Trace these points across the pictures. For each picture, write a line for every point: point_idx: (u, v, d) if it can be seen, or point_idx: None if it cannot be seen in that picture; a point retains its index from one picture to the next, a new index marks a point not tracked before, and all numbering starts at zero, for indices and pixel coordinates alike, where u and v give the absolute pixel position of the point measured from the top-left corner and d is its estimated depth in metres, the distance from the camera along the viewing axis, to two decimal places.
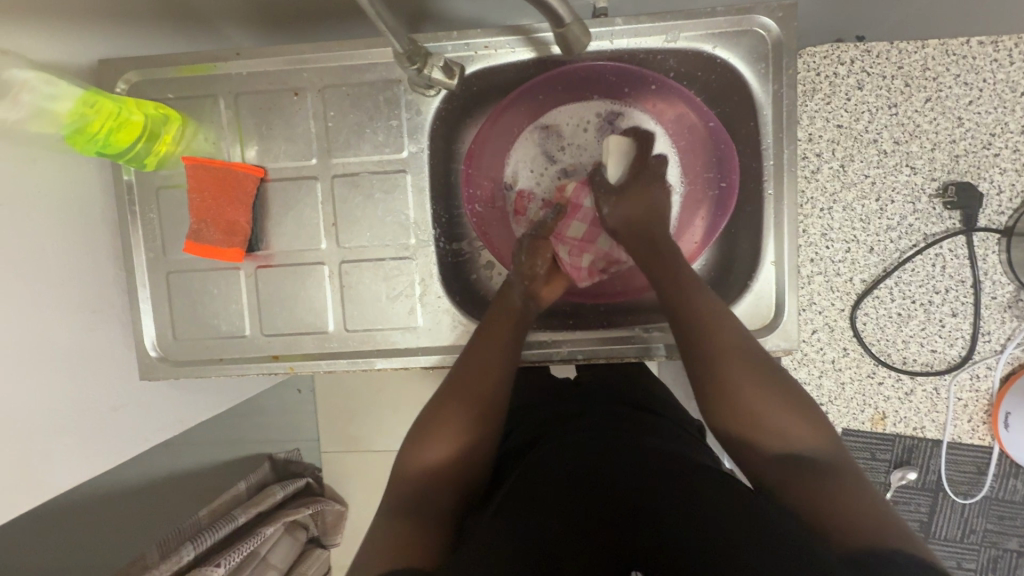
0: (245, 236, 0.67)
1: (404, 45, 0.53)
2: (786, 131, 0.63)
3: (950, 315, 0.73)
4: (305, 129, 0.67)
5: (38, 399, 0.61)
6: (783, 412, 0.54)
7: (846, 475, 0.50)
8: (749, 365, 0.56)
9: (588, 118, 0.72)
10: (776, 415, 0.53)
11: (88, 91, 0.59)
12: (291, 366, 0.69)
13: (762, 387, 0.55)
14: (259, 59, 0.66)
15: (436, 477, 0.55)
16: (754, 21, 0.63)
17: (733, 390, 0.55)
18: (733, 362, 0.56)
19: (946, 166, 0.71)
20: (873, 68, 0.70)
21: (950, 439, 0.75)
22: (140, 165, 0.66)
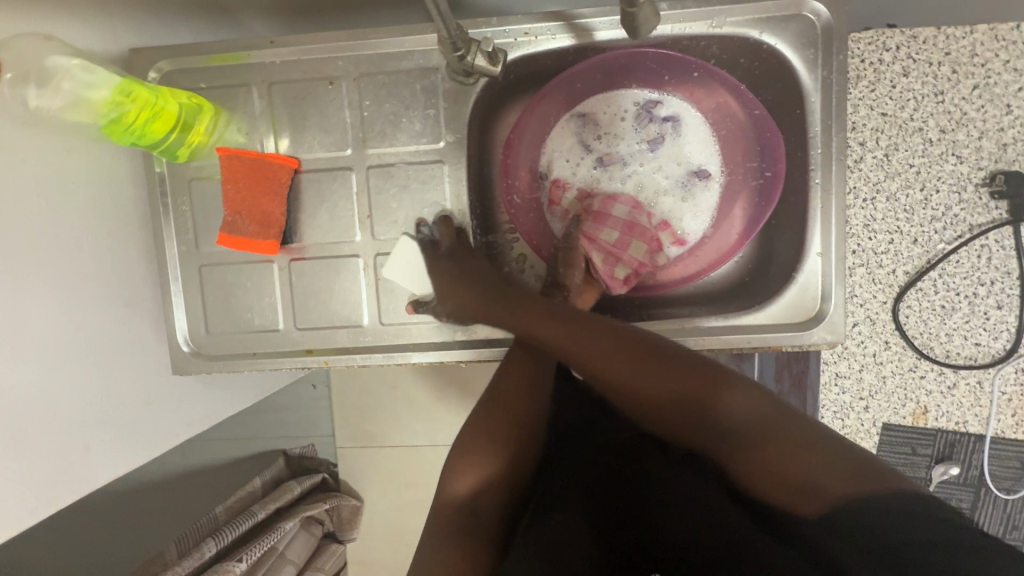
0: (280, 229, 0.66)
1: (450, 27, 0.52)
2: (835, 119, 0.62)
3: (995, 308, 0.71)
4: (340, 119, 0.66)
5: (72, 392, 0.60)
6: None
7: (786, 429, 0.45)
8: (615, 354, 0.53)
9: (626, 106, 0.70)
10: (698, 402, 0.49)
11: (126, 79, 0.58)
12: (326, 360, 0.68)
13: (690, 390, 0.50)
14: (292, 47, 0.65)
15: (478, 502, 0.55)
16: (804, 6, 0.61)
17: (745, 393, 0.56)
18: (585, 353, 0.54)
19: (993, 155, 0.69)
20: (920, 55, 0.69)
21: (994, 434, 0.74)
22: (172, 156, 0.65)
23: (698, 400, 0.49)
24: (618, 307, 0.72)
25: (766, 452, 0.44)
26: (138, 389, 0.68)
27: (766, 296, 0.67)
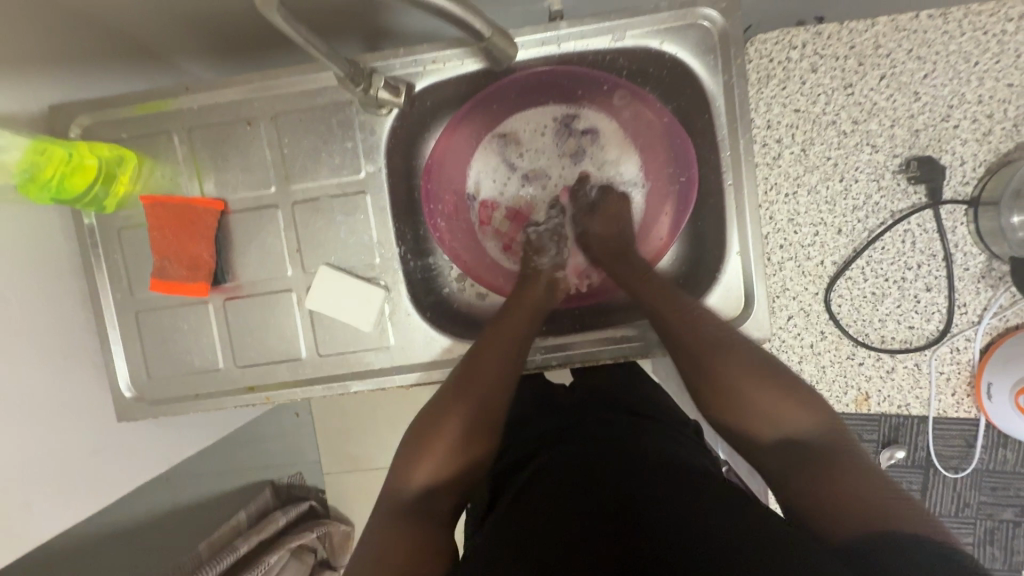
0: (210, 270, 0.67)
1: (344, 69, 0.54)
2: (739, 121, 0.64)
3: (925, 290, 0.72)
4: (261, 158, 0.67)
5: (17, 450, 0.61)
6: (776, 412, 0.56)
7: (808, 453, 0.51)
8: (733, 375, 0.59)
9: (544, 122, 0.71)
10: (769, 407, 0.57)
11: (35, 139, 0.59)
12: (267, 396, 0.69)
13: (766, 395, 0.57)
14: (209, 92, 0.67)
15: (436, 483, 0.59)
16: (698, 14, 0.63)
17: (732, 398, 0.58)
18: (737, 374, 0.59)
19: (906, 141, 0.71)
20: (825, 50, 0.70)
21: (936, 414, 0.76)
22: (99, 208, 0.67)
23: (777, 413, 0.56)
24: (554, 317, 0.71)
25: (820, 462, 0.51)
26: (85, 438, 0.69)
27: (692, 299, 0.68)
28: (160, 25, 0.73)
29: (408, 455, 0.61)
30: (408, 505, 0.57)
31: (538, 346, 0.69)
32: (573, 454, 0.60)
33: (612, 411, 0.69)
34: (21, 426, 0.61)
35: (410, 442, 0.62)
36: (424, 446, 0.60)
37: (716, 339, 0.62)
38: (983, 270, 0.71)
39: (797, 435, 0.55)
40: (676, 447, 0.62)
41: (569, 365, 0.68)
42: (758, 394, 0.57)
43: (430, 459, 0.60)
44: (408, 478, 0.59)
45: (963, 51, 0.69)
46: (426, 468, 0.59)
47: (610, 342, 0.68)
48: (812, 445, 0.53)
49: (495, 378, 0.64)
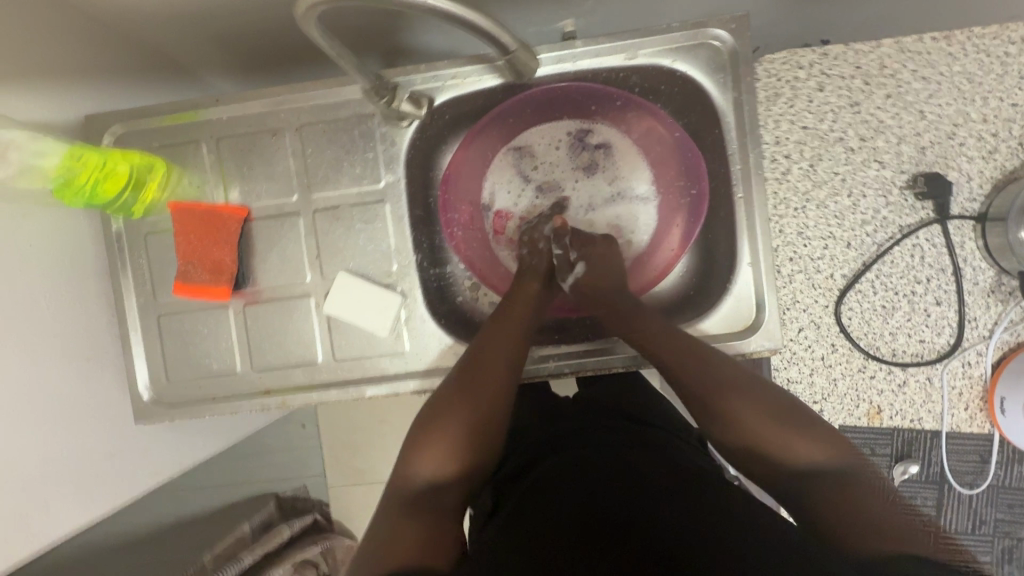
0: (232, 274, 0.69)
1: (369, 81, 0.56)
2: (749, 136, 0.66)
3: (935, 304, 0.73)
4: (285, 167, 0.70)
5: (37, 449, 0.62)
6: (788, 433, 0.55)
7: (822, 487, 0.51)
8: (747, 396, 0.58)
9: (559, 137, 0.73)
10: (777, 444, 0.55)
11: (74, 145, 0.62)
12: (282, 400, 0.70)
13: (775, 430, 0.56)
14: (237, 103, 0.69)
15: (444, 478, 0.59)
16: (709, 34, 0.66)
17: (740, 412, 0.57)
18: (741, 400, 0.58)
19: (913, 158, 0.72)
20: (831, 70, 0.72)
21: (950, 429, 0.75)
22: (128, 213, 0.70)
23: (785, 446, 0.55)
24: (565, 327, 0.73)
25: (828, 498, 0.50)
26: (102, 439, 0.70)
27: (703, 309, 0.69)
28: (192, 41, 0.77)
29: (412, 447, 0.61)
30: (417, 496, 0.58)
31: (549, 354, 0.70)
32: (563, 458, 0.62)
33: (617, 417, 0.71)
34: (41, 425, 0.62)
35: (414, 435, 0.62)
36: (429, 445, 0.61)
37: (713, 382, 0.59)
38: (993, 285, 0.72)
39: (808, 470, 0.53)
40: (685, 452, 0.64)
41: (580, 373, 0.69)
42: (766, 429, 0.56)
43: (435, 457, 0.60)
44: (415, 470, 0.60)
45: (967, 72, 0.71)
46: (430, 463, 0.60)
47: (621, 350, 0.69)
48: (825, 479, 0.52)
49: (493, 392, 0.64)
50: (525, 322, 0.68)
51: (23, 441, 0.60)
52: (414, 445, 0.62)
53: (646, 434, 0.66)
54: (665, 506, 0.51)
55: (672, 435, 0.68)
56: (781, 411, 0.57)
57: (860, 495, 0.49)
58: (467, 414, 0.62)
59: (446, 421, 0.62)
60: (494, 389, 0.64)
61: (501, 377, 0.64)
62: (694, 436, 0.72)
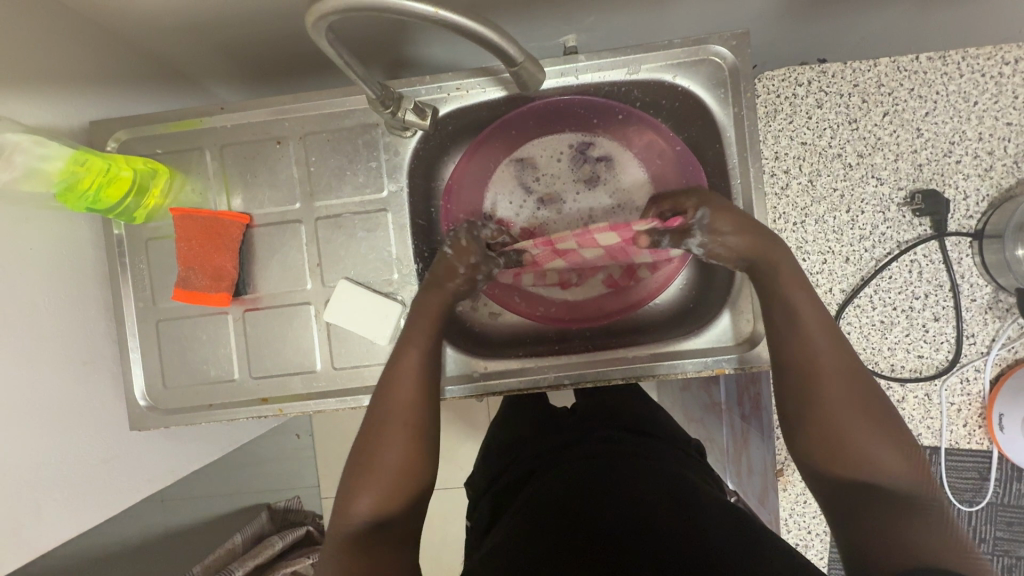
0: (232, 281, 0.69)
1: (375, 92, 0.57)
2: (748, 152, 0.67)
3: (933, 320, 0.73)
4: (288, 175, 0.70)
5: (29, 456, 0.61)
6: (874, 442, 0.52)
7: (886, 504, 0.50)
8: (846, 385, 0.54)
9: (560, 149, 0.73)
10: (860, 448, 0.52)
11: (78, 150, 0.62)
12: (280, 408, 0.69)
13: (867, 435, 0.53)
14: (241, 111, 0.70)
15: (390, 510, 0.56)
16: (710, 51, 0.67)
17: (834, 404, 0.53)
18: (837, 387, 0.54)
19: (910, 175, 0.73)
20: (830, 88, 0.73)
21: (948, 445, 0.75)
22: (129, 219, 0.69)
23: (874, 450, 0.52)
24: (566, 337, 0.73)
25: (890, 514, 0.49)
26: (96, 446, 0.69)
27: (703, 321, 0.70)
28: (198, 50, 0.78)
29: (350, 487, 0.57)
30: (360, 534, 0.54)
31: (548, 365, 0.70)
32: (563, 470, 0.62)
33: (616, 427, 0.71)
34: (34, 431, 0.62)
35: (348, 477, 0.57)
36: (364, 481, 0.56)
37: (829, 364, 0.54)
38: (990, 302, 0.73)
39: (895, 483, 0.51)
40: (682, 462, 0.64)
41: (580, 385, 0.69)
42: (862, 425, 0.53)
43: (370, 494, 0.55)
44: (354, 508, 0.55)
45: (963, 91, 0.72)
46: (369, 500, 0.55)
47: (620, 362, 0.69)
48: (909, 499, 0.50)
49: (407, 407, 0.59)
50: (427, 333, 0.64)
51: (16, 446, 0.60)
52: (350, 482, 0.57)
53: (645, 444, 0.67)
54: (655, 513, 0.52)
55: (672, 447, 0.68)
56: (874, 416, 0.53)
57: (935, 523, 0.48)
58: (395, 441, 0.58)
59: (384, 453, 0.57)
60: (410, 404, 0.60)
61: (415, 388, 0.61)
62: (693, 446, 0.73)
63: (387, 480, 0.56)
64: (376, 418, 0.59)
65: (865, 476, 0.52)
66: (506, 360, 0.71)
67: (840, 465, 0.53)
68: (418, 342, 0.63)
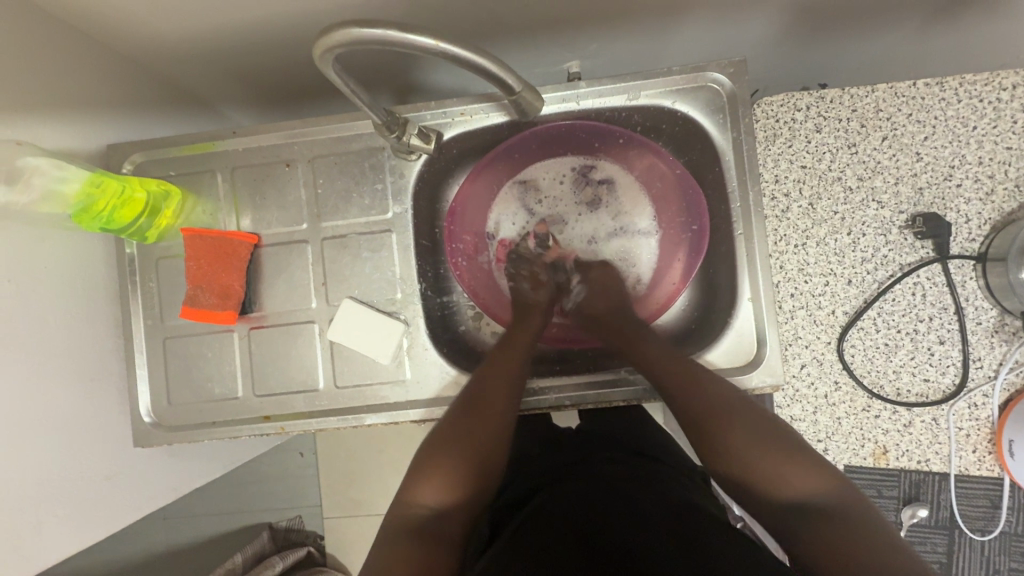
0: (239, 300, 0.70)
1: (381, 117, 0.59)
2: (747, 175, 0.68)
3: (938, 343, 0.73)
4: (296, 197, 0.72)
5: (35, 472, 0.62)
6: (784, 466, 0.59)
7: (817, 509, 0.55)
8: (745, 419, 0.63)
9: (562, 172, 0.75)
10: (773, 472, 0.59)
11: (95, 172, 0.64)
12: (282, 426, 0.70)
13: (775, 461, 0.60)
14: (252, 135, 0.72)
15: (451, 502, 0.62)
16: (708, 78, 0.69)
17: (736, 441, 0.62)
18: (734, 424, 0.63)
19: (911, 199, 0.73)
20: (828, 113, 0.74)
21: (958, 472, 0.74)
22: (141, 238, 0.71)
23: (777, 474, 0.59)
24: (567, 358, 0.73)
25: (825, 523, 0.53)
26: (101, 463, 0.70)
27: (705, 342, 0.70)
28: (213, 76, 0.81)
29: (420, 474, 0.64)
30: (422, 524, 0.60)
31: (549, 387, 0.70)
32: (554, 494, 0.61)
33: (618, 452, 0.71)
34: (41, 446, 0.63)
35: (418, 464, 0.65)
36: (435, 473, 0.64)
37: (721, 405, 0.63)
38: (996, 326, 0.72)
39: (800, 500, 0.57)
40: (679, 483, 0.64)
41: (581, 406, 0.68)
42: (762, 455, 0.61)
43: (440, 483, 0.63)
44: (419, 496, 0.62)
45: (961, 117, 0.72)
46: (436, 487, 0.63)
47: (622, 384, 0.69)
48: (819, 508, 0.55)
49: (497, 410, 0.67)
50: (529, 348, 0.71)
51: (23, 462, 0.61)
52: (424, 465, 0.65)
53: (646, 467, 0.66)
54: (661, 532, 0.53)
55: (672, 471, 0.67)
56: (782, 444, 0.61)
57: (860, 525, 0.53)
58: (464, 444, 0.65)
59: (460, 445, 0.65)
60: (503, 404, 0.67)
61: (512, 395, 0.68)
62: (698, 473, 0.72)
63: (458, 471, 0.64)
64: (462, 407, 0.67)
65: (771, 498, 0.58)
66: None
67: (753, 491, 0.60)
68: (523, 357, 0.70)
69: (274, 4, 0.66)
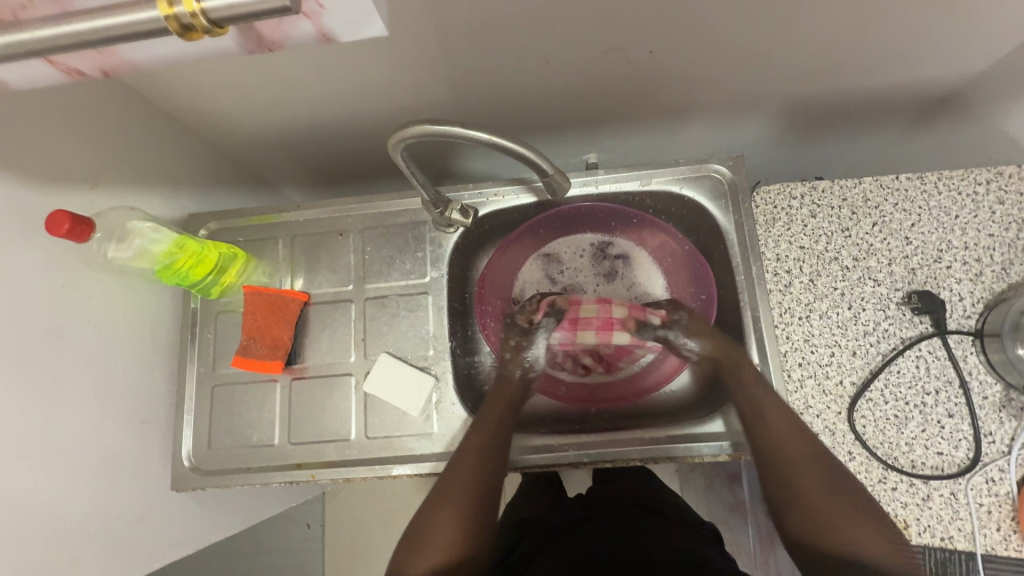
0: (287, 350, 0.77)
1: (429, 194, 0.69)
2: (750, 252, 0.75)
3: (947, 417, 0.75)
4: (346, 261, 0.81)
5: (86, 506, 0.66)
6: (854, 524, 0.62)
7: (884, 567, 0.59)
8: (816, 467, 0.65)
9: (583, 247, 0.85)
10: (844, 528, 0.61)
11: (182, 235, 0.74)
12: (313, 473, 0.73)
13: (844, 519, 0.62)
14: (313, 209, 0.83)
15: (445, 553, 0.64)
16: (711, 169, 0.79)
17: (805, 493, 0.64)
18: (810, 476, 0.64)
19: (905, 278, 0.80)
20: (820, 201, 0.83)
21: (984, 552, 0.72)
22: (206, 293, 0.80)
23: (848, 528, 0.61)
24: (587, 418, 0.77)
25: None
26: (139, 504, 0.73)
27: (719, 406, 0.73)
28: (283, 159, 0.95)
29: (413, 535, 0.66)
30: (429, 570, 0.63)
31: (568, 443, 0.72)
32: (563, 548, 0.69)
33: (632, 510, 0.77)
34: (92, 480, 0.67)
35: (412, 530, 0.67)
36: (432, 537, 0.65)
37: (805, 459, 0.65)
38: (1002, 400, 0.75)
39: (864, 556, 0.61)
40: (653, 502, 0.81)
41: (599, 464, 0.71)
42: (833, 509, 0.62)
43: (432, 539, 0.65)
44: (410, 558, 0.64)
45: (943, 206, 0.81)
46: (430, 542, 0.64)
47: (639, 442, 0.71)
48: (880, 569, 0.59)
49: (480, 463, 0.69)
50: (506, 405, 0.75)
51: (75, 493, 0.65)
52: (417, 528, 0.66)
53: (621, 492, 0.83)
54: (638, 528, 0.71)
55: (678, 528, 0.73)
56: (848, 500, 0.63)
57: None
58: (455, 500, 0.67)
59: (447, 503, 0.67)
60: (484, 457, 0.69)
61: (485, 448, 0.70)
62: (707, 531, 0.78)
63: (450, 528, 0.65)
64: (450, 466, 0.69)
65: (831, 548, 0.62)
66: (530, 437, 0.74)
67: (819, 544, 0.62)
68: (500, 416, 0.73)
69: (344, 103, 0.80)
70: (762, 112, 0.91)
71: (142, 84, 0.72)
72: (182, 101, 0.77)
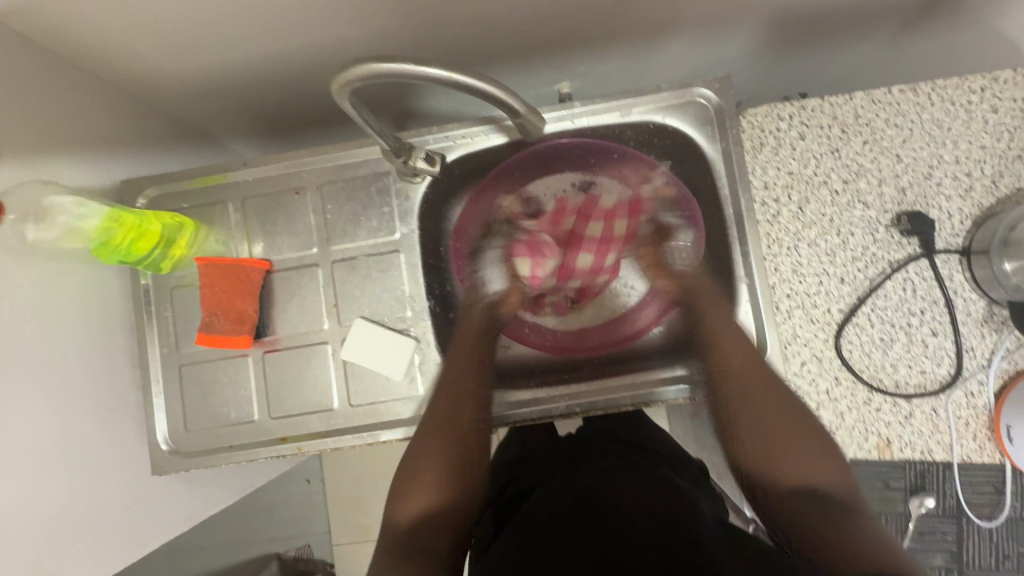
0: (253, 323, 0.72)
1: (388, 143, 0.62)
2: (739, 182, 0.72)
3: (931, 336, 0.75)
4: (306, 222, 0.74)
5: (61, 502, 0.63)
6: (807, 461, 0.63)
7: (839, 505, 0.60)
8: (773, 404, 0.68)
9: (563, 186, 0.77)
10: (801, 465, 0.63)
11: (114, 208, 0.67)
12: (299, 446, 0.71)
13: (800, 457, 0.64)
14: (262, 166, 0.75)
15: (429, 513, 0.64)
16: (696, 93, 0.73)
17: (762, 426, 0.67)
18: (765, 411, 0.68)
19: (895, 199, 0.77)
20: (810, 121, 0.78)
21: (960, 460, 0.76)
22: (156, 269, 0.73)
23: (796, 463, 0.64)
24: (575, 366, 0.73)
25: (835, 518, 0.58)
26: (120, 492, 0.71)
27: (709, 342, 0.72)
28: (223, 109, 0.84)
29: (400, 492, 0.67)
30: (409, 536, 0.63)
31: (558, 395, 0.72)
32: (531, 549, 0.58)
33: (617, 448, 0.78)
34: (62, 477, 0.63)
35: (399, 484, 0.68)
36: (413, 490, 0.66)
37: (757, 390, 0.69)
38: (985, 315, 0.75)
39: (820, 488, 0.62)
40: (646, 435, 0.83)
41: (591, 413, 0.71)
42: (789, 439, 0.65)
43: (416, 499, 0.65)
44: (403, 509, 0.65)
45: (936, 119, 0.76)
46: (415, 503, 0.65)
47: (628, 389, 0.71)
48: (830, 499, 0.60)
49: (456, 398, 0.70)
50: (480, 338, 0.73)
51: (46, 493, 0.61)
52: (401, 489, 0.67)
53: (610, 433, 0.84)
54: (632, 467, 0.73)
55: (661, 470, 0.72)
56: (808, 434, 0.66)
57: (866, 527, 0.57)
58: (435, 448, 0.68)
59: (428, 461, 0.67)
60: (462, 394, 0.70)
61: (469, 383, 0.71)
62: (694, 464, 0.80)
63: (431, 486, 0.66)
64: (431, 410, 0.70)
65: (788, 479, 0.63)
66: (515, 392, 0.73)
67: (781, 474, 0.63)
68: (471, 349, 0.72)
69: (277, 38, 0.69)
70: (747, 24, 0.84)
71: (28, 30, 0.61)
72: (88, 47, 0.65)
